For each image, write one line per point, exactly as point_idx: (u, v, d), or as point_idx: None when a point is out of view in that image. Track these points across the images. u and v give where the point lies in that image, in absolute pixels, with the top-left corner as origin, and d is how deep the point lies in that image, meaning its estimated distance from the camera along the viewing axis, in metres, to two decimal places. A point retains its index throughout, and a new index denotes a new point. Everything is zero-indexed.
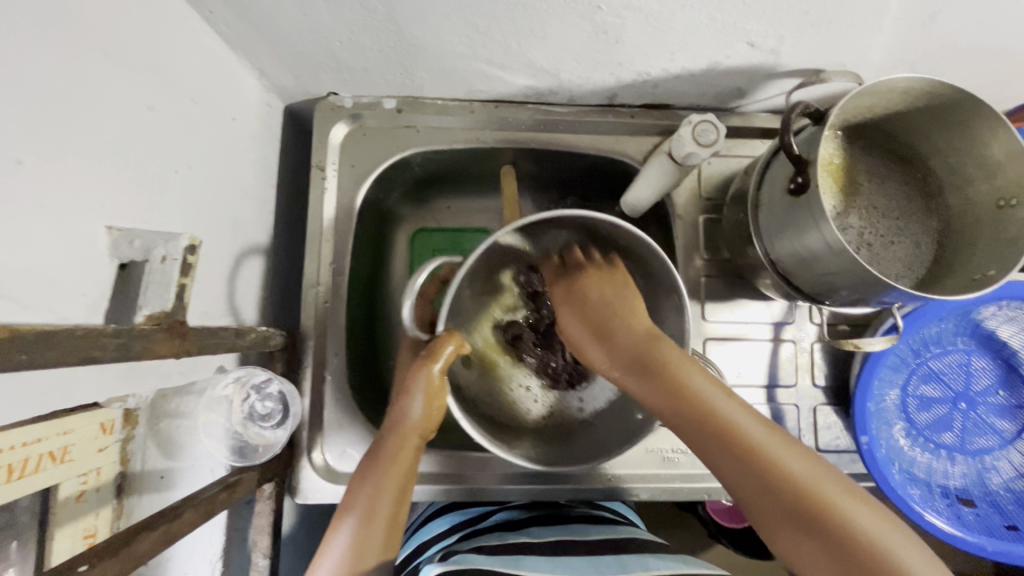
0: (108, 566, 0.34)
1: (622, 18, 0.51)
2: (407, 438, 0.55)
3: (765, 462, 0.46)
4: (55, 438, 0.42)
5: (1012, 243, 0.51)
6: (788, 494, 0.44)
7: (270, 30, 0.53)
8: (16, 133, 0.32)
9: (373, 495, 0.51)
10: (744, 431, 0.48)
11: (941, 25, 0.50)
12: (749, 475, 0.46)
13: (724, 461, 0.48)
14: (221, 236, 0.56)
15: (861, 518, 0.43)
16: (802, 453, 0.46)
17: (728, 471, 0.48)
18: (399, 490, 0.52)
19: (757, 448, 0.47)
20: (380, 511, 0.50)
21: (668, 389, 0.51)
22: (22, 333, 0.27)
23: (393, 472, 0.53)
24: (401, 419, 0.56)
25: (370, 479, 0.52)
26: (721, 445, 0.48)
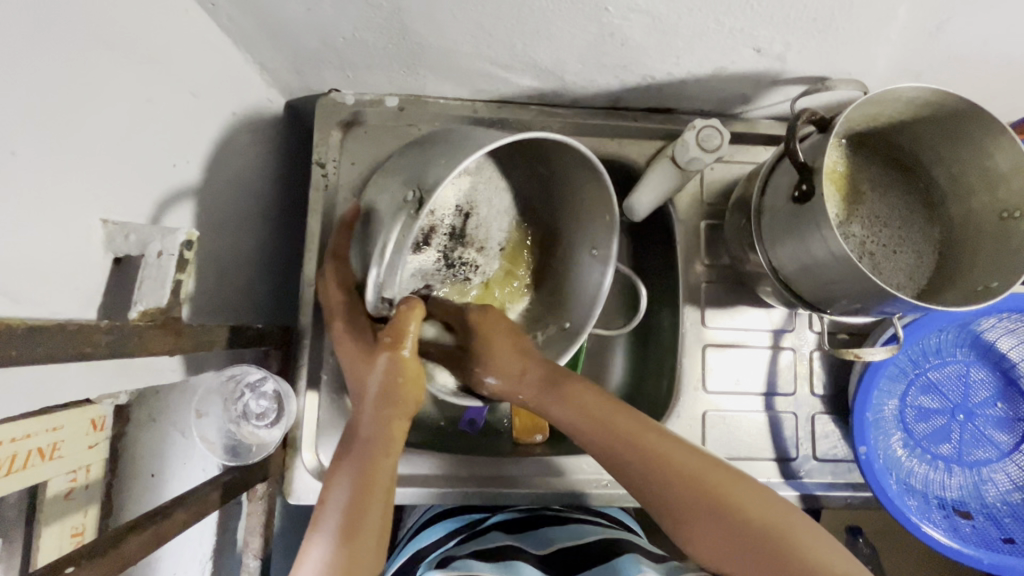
0: (95, 567, 0.33)
1: (628, 21, 0.50)
2: (378, 437, 0.52)
3: (670, 474, 0.50)
4: (45, 434, 0.44)
5: (1015, 255, 0.51)
6: (715, 509, 0.48)
7: (273, 24, 0.52)
8: (11, 121, 0.31)
9: (354, 504, 0.48)
10: (641, 445, 0.51)
11: (948, 35, 0.50)
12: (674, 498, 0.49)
13: (641, 480, 0.51)
14: (218, 232, 0.56)
15: (754, 507, 0.47)
16: (677, 442, 0.52)
17: (647, 482, 0.50)
18: (381, 492, 0.50)
19: (659, 460, 0.50)
20: (366, 523, 0.47)
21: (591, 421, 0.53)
22: (13, 327, 0.26)
23: (373, 475, 0.50)
24: (370, 417, 0.53)
25: (349, 486, 0.49)
26: (622, 452, 0.52)
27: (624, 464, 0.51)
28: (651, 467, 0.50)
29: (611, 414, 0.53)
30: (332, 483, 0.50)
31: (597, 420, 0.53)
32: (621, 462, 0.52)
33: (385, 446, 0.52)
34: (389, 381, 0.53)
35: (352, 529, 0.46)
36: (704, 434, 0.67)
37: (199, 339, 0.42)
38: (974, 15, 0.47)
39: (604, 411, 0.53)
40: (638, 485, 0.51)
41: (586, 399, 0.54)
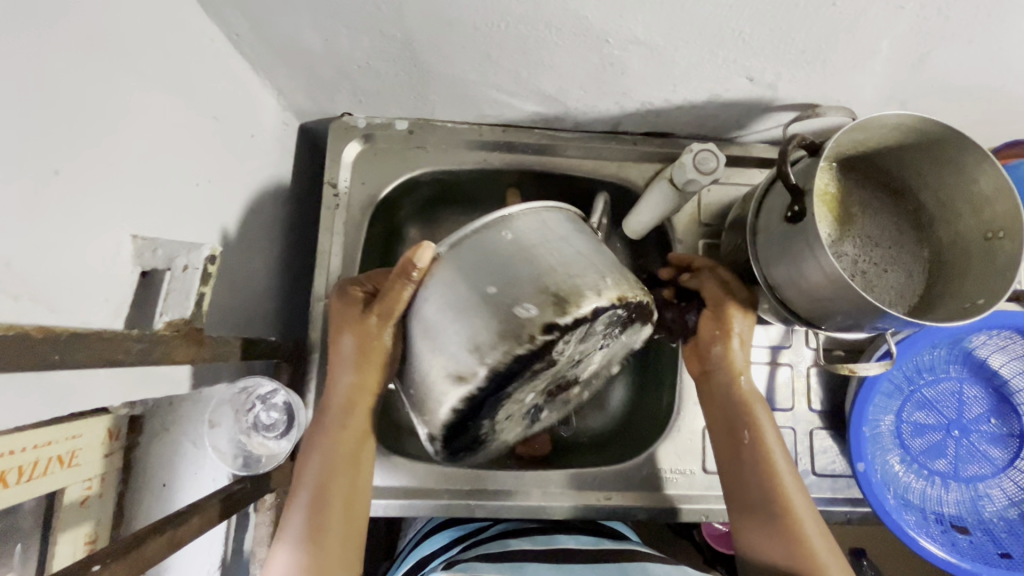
0: (118, 566, 0.34)
1: (627, 52, 0.54)
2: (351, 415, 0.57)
3: (774, 482, 0.58)
4: (64, 441, 0.46)
5: (999, 273, 0.53)
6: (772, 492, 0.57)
7: (293, 54, 0.55)
8: (56, 144, 0.34)
9: (323, 485, 0.54)
10: (765, 447, 0.60)
11: (929, 66, 0.53)
12: (755, 471, 0.59)
13: (744, 466, 0.60)
14: (235, 249, 0.58)
15: (817, 544, 0.55)
16: (789, 469, 0.59)
17: (743, 474, 0.59)
18: (351, 476, 0.56)
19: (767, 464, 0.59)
20: (336, 506, 0.54)
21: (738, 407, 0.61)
22: (56, 333, 0.28)
23: (340, 464, 0.55)
24: (339, 393, 0.57)
25: (321, 462, 0.55)
26: (745, 445, 0.60)
27: (748, 456, 0.60)
28: (759, 468, 0.59)
29: (753, 409, 0.61)
30: (309, 455, 0.56)
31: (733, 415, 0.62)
32: (732, 450, 0.61)
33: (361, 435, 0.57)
34: (359, 351, 0.55)
35: (314, 523, 0.53)
36: (705, 450, 0.68)
37: (219, 349, 0.44)
38: (951, 49, 0.50)
39: (746, 404, 0.61)
40: (732, 466, 0.61)
41: (755, 407, 0.61)
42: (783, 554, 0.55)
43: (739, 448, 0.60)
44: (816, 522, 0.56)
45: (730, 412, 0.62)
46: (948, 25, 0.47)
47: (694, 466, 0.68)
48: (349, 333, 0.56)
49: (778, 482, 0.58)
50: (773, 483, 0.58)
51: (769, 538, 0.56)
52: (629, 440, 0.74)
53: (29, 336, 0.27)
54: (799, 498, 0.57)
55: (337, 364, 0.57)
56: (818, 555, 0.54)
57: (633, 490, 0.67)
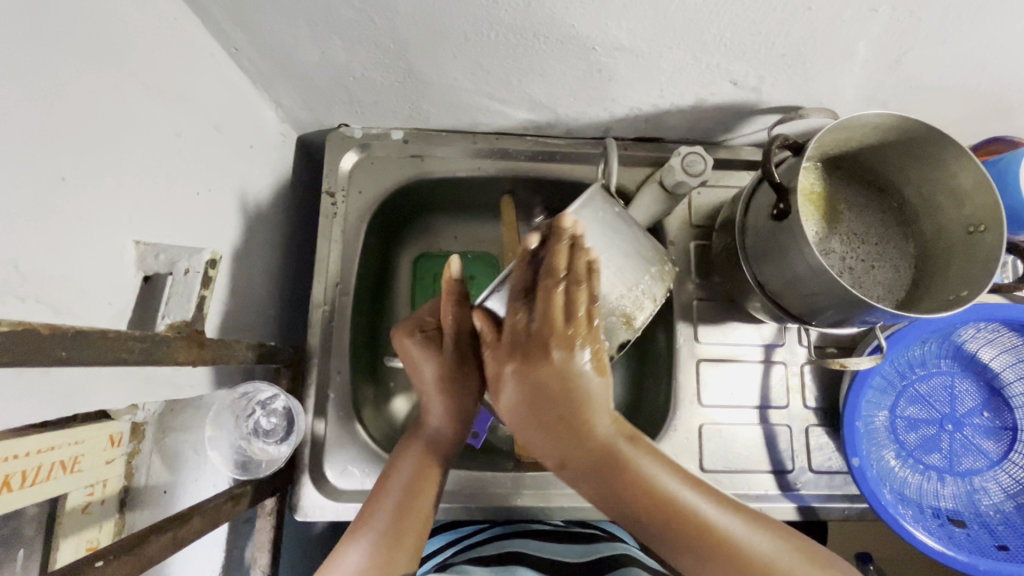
0: (122, 563, 0.35)
1: (613, 59, 0.55)
2: (450, 437, 0.57)
3: (697, 538, 0.43)
4: (66, 447, 0.46)
5: (982, 265, 0.54)
6: (702, 535, 0.43)
7: (291, 67, 0.57)
8: (63, 152, 0.35)
9: (409, 492, 0.52)
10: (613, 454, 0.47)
11: (906, 66, 0.54)
12: (632, 506, 0.46)
13: (636, 525, 0.47)
14: (235, 257, 0.59)
15: None
16: (681, 487, 0.46)
17: (660, 532, 0.45)
18: (435, 488, 0.55)
19: (650, 509, 0.45)
20: (420, 513, 0.52)
21: (547, 411, 0.47)
22: (62, 330, 0.29)
23: (428, 476, 0.54)
24: (433, 412, 0.57)
25: (413, 464, 0.55)
26: (611, 498, 0.47)
27: (635, 505, 0.46)
28: (648, 517, 0.45)
29: (631, 463, 0.47)
30: (400, 461, 0.56)
31: (600, 464, 0.47)
32: (649, 514, 0.45)
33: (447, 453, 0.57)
34: (444, 379, 0.55)
35: (397, 523, 0.49)
36: (701, 449, 0.69)
37: (219, 351, 0.45)
38: (926, 49, 0.52)
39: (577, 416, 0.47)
40: (632, 522, 0.47)
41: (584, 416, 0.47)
42: None
43: (629, 509, 0.46)
44: (804, 571, 0.41)
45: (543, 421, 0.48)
46: (921, 27, 0.49)
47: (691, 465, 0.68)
48: (431, 365, 0.55)
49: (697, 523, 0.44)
50: (696, 528, 0.44)
51: None
52: None
53: (39, 332, 0.28)
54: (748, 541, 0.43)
55: (427, 392, 0.57)
56: None
57: None
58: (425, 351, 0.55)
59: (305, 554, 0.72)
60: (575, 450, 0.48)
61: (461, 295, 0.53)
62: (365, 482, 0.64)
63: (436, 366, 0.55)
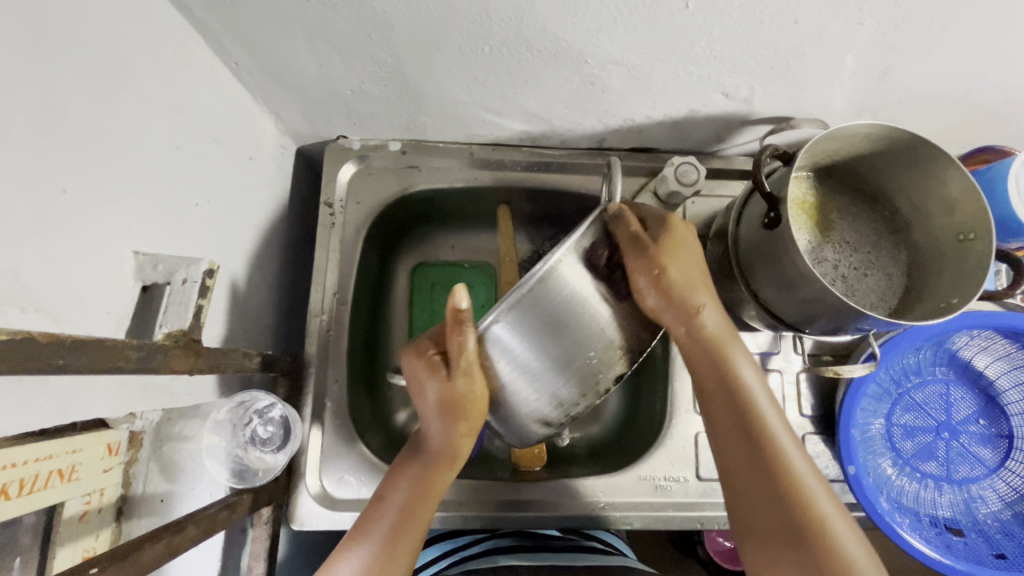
0: (117, 569, 0.35)
1: (606, 71, 0.56)
2: (449, 458, 0.56)
3: (779, 470, 0.50)
4: (64, 455, 0.46)
5: (972, 273, 0.55)
6: (796, 510, 0.49)
7: (290, 80, 0.58)
8: (64, 164, 0.36)
9: (398, 524, 0.53)
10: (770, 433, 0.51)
11: (893, 78, 0.55)
12: (757, 474, 0.50)
13: (733, 449, 0.52)
14: (234, 266, 0.60)
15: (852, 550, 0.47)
16: (807, 467, 0.51)
17: (743, 462, 0.51)
18: (427, 511, 0.55)
19: (758, 443, 0.51)
20: (412, 536, 0.53)
21: (738, 407, 0.52)
22: (61, 339, 0.30)
23: (422, 502, 0.54)
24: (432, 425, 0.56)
25: (410, 480, 0.56)
26: (736, 424, 0.52)
27: (778, 471, 0.50)
28: (751, 441, 0.51)
29: (736, 370, 0.53)
30: (394, 484, 0.56)
31: (728, 394, 0.53)
32: (743, 437, 0.52)
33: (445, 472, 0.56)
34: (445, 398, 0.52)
35: (394, 532, 0.52)
36: (697, 456, 0.69)
37: (216, 359, 0.46)
38: (913, 61, 0.53)
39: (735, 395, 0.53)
40: (728, 450, 0.53)
41: (744, 392, 0.53)
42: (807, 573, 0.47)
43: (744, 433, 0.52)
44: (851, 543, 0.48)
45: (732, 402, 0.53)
46: (907, 39, 0.50)
47: (688, 473, 0.68)
48: (432, 390, 0.52)
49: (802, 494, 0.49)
50: (795, 498, 0.49)
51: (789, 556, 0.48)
52: (624, 448, 0.74)
53: (37, 340, 0.28)
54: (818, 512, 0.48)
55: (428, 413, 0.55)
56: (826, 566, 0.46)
57: (627, 499, 0.67)
58: (430, 367, 0.53)
59: (301, 564, 0.72)
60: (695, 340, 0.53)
61: (469, 322, 0.48)
62: (361, 491, 0.64)
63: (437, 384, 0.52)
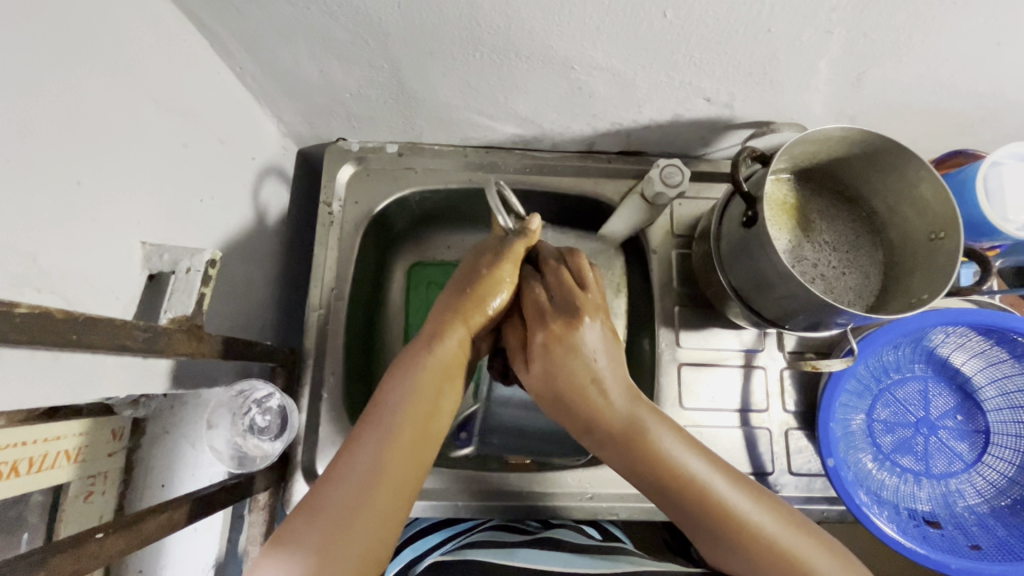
0: (121, 537, 0.37)
1: (592, 77, 0.59)
2: (444, 366, 0.55)
3: (705, 505, 0.52)
4: (71, 437, 0.50)
5: (942, 270, 0.57)
6: (736, 535, 0.51)
7: (292, 84, 0.62)
8: (79, 158, 0.39)
9: (363, 492, 0.47)
10: (683, 477, 0.53)
11: (866, 84, 0.58)
12: (691, 515, 0.53)
13: (665, 501, 0.54)
14: (236, 261, 0.63)
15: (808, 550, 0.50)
16: (729, 483, 0.52)
17: (679, 509, 0.53)
18: (423, 414, 0.52)
19: (684, 493, 0.52)
20: (403, 456, 0.50)
21: (634, 456, 0.54)
22: (75, 316, 0.32)
23: (420, 406, 0.52)
24: (439, 332, 0.57)
25: (365, 457, 0.49)
26: (658, 484, 0.54)
27: (703, 516, 0.52)
28: (676, 494, 0.53)
29: (648, 433, 0.54)
30: (384, 392, 0.53)
31: (643, 460, 0.54)
32: (670, 495, 0.53)
33: (445, 385, 0.55)
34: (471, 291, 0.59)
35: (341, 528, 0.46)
36: None
37: (218, 346, 0.48)
38: (884, 68, 0.56)
39: (635, 448, 0.54)
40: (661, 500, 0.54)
41: (641, 440, 0.54)
42: None
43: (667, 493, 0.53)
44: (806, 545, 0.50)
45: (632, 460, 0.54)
46: (877, 47, 0.52)
47: None
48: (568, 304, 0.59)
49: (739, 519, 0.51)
50: (736, 524, 0.51)
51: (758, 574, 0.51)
52: None
53: (53, 316, 0.31)
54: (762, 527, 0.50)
55: (444, 304, 0.60)
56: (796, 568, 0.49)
57: (614, 491, 0.69)
58: (472, 268, 0.61)
59: None
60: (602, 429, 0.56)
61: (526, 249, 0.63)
62: None
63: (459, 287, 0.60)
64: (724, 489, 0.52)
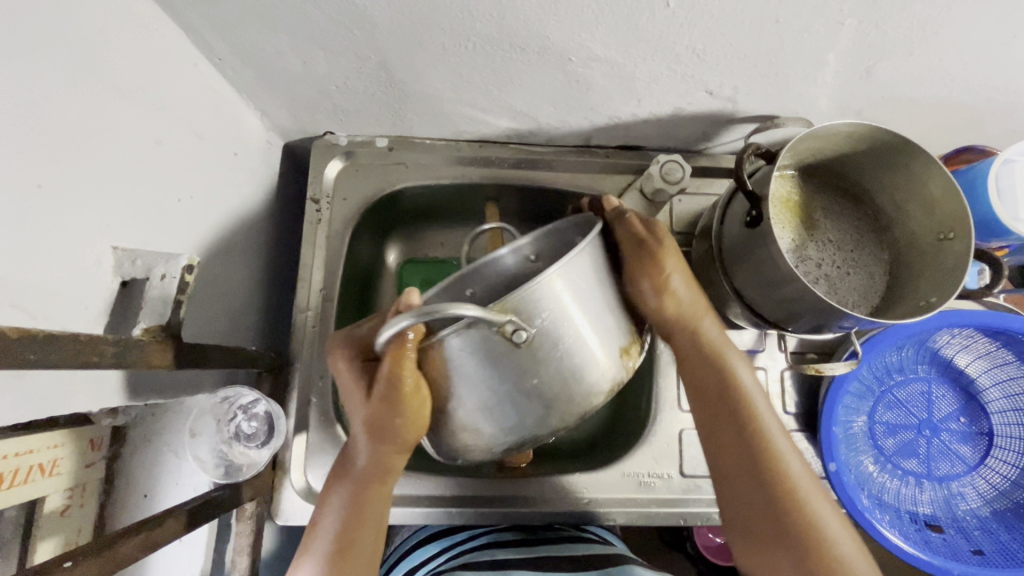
0: (91, 563, 0.35)
1: (590, 69, 0.56)
2: (380, 474, 0.54)
3: (768, 461, 0.52)
4: (46, 449, 0.46)
5: (951, 273, 0.56)
6: (776, 485, 0.51)
7: (274, 75, 0.58)
8: (39, 159, 0.36)
9: (344, 532, 0.52)
10: (755, 411, 0.55)
11: (876, 78, 0.56)
12: (753, 480, 0.52)
13: (755, 494, 0.52)
14: (217, 263, 0.60)
15: (831, 526, 0.50)
16: (781, 429, 0.55)
17: (753, 494, 0.52)
18: (373, 520, 0.54)
19: (750, 427, 0.54)
20: (364, 556, 0.53)
21: (724, 388, 0.56)
22: (33, 334, 0.30)
23: (362, 510, 0.54)
24: (365, 459, 0.54)
25: (342, 503, 0.54)
26: (752, 458, 0.53)
27: (771, 471, 0.52)
28: (756, 466, 0.52)
29: (735, 371, 0.56)
30: (327, 506, 0.55)
31: (733, 410, 0.55)
32: (738, 437, 0.54)
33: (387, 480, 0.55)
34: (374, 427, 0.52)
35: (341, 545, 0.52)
36: (680, 454, 0.69)
37: (196, 355, 0.46)
38: (895, 61, 0.53)
39: (727, 367, 0.56)
40: (728, 461, 0.54)
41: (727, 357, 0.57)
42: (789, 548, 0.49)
43: (754, 460, 0.53)
44: (838, 528, 0.50)
45: (704, 398, 0.56)
46: (888, 39, 0.50)
47: (671, 470, 0.69)
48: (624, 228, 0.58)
49: (777, 469, 0.52)
50: (771, 476, 0.52)
51: (776, 548, 0.50)
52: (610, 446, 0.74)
53: (7, 335, 0.28)
54: (796, 474, 0.52)
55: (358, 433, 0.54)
56: (818, 526, 0.49)
57: (611, 495, 0.68)
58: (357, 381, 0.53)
59: (286, 557, 0.72)
60: (720, 381, 0.56)
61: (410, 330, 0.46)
62: None
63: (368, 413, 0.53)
64: (785, 448, 0.53)
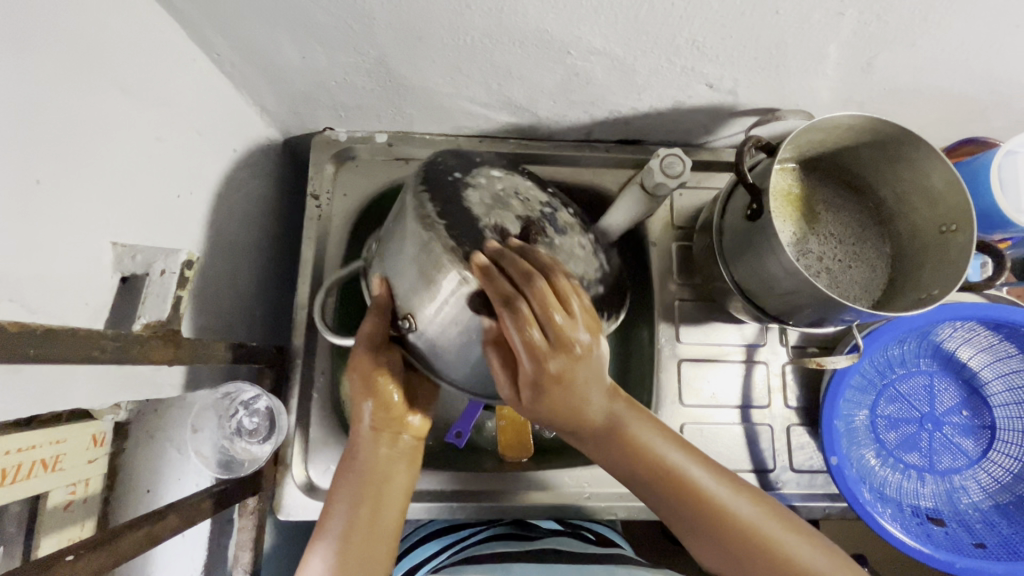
0: (94, 557, 0.36)
1: (589, 62, 0.56)
2: (376, 470, 0.56)
3: (685, 491, 0.52)
4: (48, 446, 0.47)
5: (955, 265, 0.56)
6: (704, 512, 0.52)
7: (272, 71, 0.58)
8: (37, 156, 0.36)
9: (349, 534, 0.52)
10: (656, 455, 0.53)
11: (878, 70, 0.55)
12: (684, 512, 0.52)
13: (692, 525, 0.52)
14: (218, 260, 0.60)
15: (772, 530, 0.51)
16: (688, 454, 0.54)
17: (671, 510, 0.53)
18: (374, 525, 0.53)
19: (655, 471, 0.53)
20: (366, 553, 0.51)
21: (618, 442, 0.54)
22: (32, 328, 0.30)
23: (362, 510, 0.53)
24: (365, 444, 0.57)
25: (344, 504, 0.54)
26: (673, 495, 0.53)
27: (694, 503, 0.52)
28: (680, 503, 0.53)
29: (624, 422, 0.54)
30: (334, 507, 0.54)
31: (636, 464, 0.54)
32: (651, 484, 0.54)
33: (386, 472, 0.56)
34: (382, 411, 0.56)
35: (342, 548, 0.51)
36: None
37: (197, 351, 0.46)
38: (897, 52, 0.53)
39: (620, 426, 0.54)
40: (661, 506, 0.54)
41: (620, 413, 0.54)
42: (745, 554, 0.50)
43: (675, 497, 0.53)
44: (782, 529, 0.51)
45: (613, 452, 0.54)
46: (890, 30, 0.50)
47: None
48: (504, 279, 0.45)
49: (697, 494, 0.52)
50: (695, 502, 0.52)
51: (734, 559, 0.51)
52: None
53: (6, 330, 0.28)
54: (717, 494, 0.52)
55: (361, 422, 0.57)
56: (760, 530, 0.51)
57: (613, 490, 0.68)
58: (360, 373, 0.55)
59: (288, 550, 0.72)
60: (610, 437, 0.54)
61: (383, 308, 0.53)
62: None
63: (372, 405, 0.56)
64: (690, 469, 0.53)
